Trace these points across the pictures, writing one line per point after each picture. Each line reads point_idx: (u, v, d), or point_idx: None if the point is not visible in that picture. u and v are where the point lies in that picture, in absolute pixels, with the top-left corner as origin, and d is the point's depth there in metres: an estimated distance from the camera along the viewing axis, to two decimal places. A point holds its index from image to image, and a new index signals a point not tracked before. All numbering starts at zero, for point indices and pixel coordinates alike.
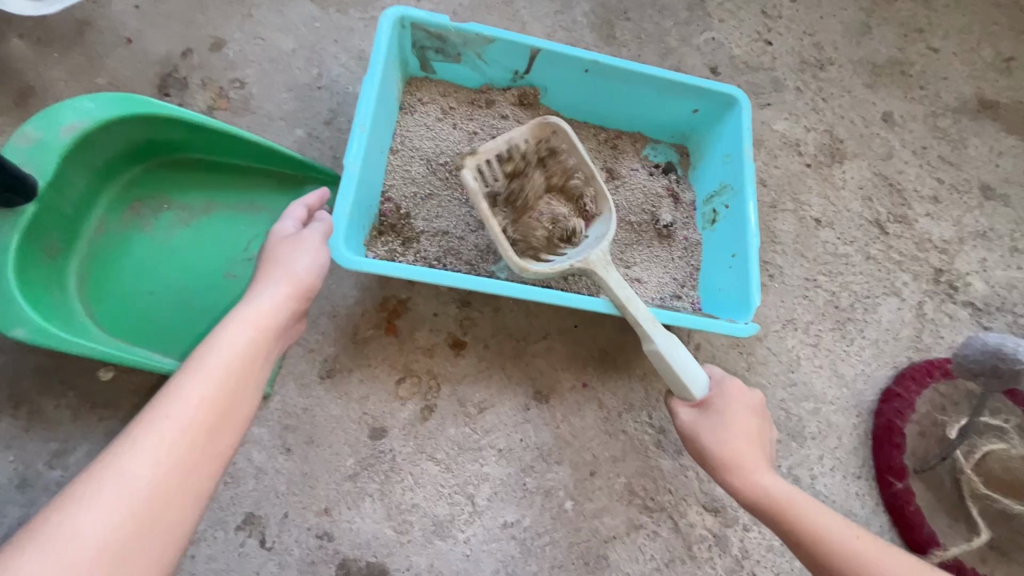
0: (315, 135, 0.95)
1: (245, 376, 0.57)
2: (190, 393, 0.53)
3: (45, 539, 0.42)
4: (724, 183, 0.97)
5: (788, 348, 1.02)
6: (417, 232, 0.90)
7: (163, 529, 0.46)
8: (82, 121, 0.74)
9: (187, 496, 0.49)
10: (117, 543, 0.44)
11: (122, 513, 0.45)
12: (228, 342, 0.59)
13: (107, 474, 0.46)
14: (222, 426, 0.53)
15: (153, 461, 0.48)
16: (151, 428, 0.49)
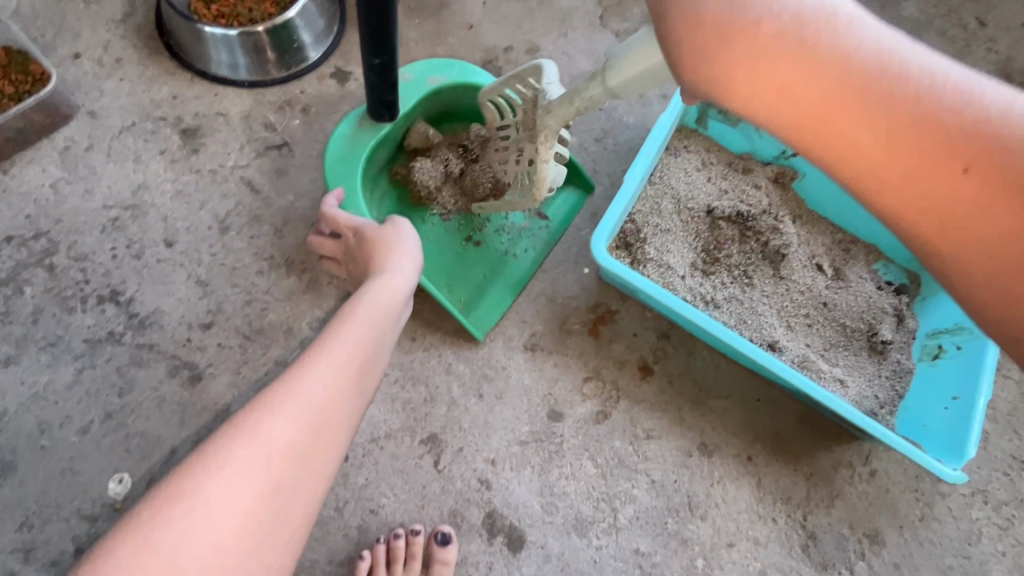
0: (585, 146, 1.07)
1: (381, 330, 0.67)
2: (347, 338, 0.63)
3: (248, 432, 0.52)
4: (962, 324, 0.94)
5: (971, 518, 0.93)
6: (646, 257, 0.98)
7: (325, 443, 0.56)
8: (443, 78, 0.92)
9: (341, 421, 0.58)
10: (298, 444, 0.53)
11: (301, 423, 0.54)
12: (372, 300, 0.68)
13: (289, 391, 0.56)
14: (367, 368, 0.63)
15: (321, 385, 0.58)
16: (319, 362, 0.59)
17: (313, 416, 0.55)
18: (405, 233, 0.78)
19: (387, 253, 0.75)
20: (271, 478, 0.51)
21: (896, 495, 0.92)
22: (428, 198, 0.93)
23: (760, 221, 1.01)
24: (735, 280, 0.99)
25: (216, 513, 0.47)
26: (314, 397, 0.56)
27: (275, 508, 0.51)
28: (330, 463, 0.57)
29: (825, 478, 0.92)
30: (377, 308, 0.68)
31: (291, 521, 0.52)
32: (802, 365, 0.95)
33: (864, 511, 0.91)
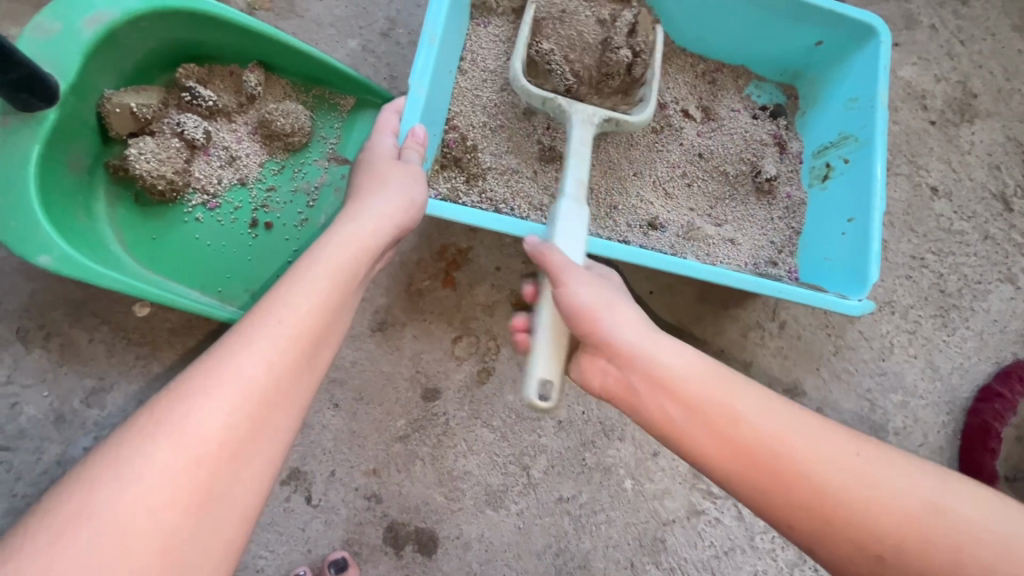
0: (371, 48, 0.82)
1: (341, 292, 0.53)
2: (296, 304, 0.50)
3: (169, 432, 0.42)
4: (845, 133, 0.82)
5: (882, 334, 0.91)
6: (484, 168, 0.79)
7: (265, 439, 0.45)
8: (107, 12, 0.62)
9: (288, 407, 0.47)
10: (230, 438, 0.43)
11: (234, 410, 0.44)
12: (328, 252, 0.55)
13: (213, 381, 0.44)
14: (323, 338, 0.51)
15: (259, 363, 0.46)
16: (250, 343, 0.47)
17: (249, 410, 0.44)
18: (399, 173, 0.63)
19: (373, 190, 0.62)
20: (201, 486, 0.41)
21: (808, 339, 0.88)
22: (173, 189, 0.70)
23: (614, 36, 0.76)
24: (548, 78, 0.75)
25: (132, 528, 0.38)
26: (247, 383, 0.45)
27: (207, 517, 0.41)
28: (273, 459, 0.46)
29: (736, 349, 0.86)
30: (337, 261, 0.55)
31: (228, 532, 0.42)
32: (689, 236, 0.81)
33: (780, 368, 0.86)
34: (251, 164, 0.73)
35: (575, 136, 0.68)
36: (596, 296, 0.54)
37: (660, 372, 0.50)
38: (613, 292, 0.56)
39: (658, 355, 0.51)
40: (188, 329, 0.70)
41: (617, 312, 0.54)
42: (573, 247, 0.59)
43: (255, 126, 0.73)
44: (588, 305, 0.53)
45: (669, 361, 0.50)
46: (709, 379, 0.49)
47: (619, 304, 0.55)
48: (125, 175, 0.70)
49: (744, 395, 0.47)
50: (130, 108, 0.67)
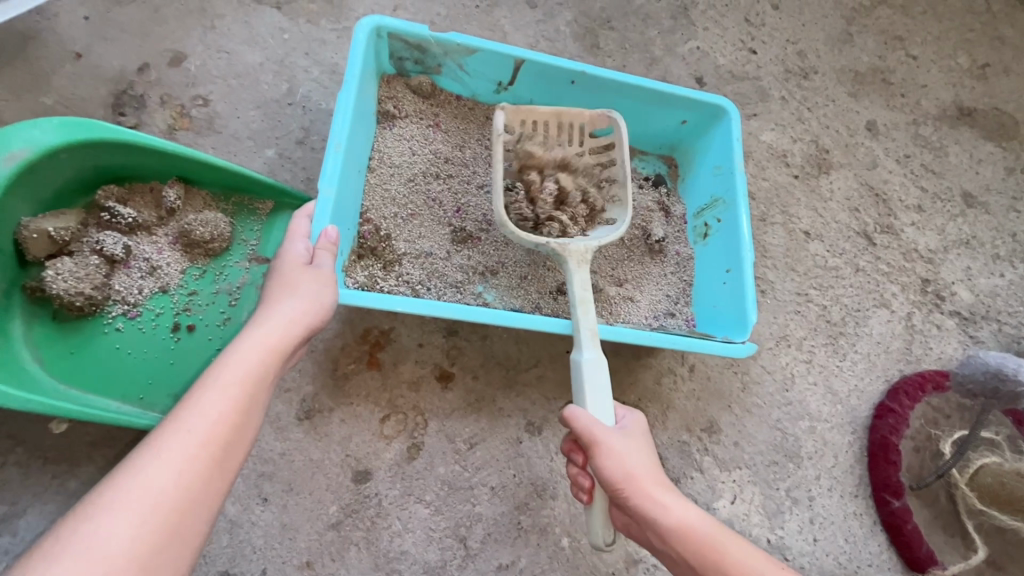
0: (287, 155, 0.89)
1: (252, 392, 0.57)
2: (207, 408, 0.54)
3: (76, 552, 0.43)
4: (715, 196, 0.94)
5: (782, 366, 1.00)
6: (398, 254, 0.85)
7: (177, 548, 0.47)
8: (25, 149, 0.67)
9: (199, 513, 0.49)
10: (141, 551, 0.45)
11: (144, 521, 0.46)
12: (243, 356, 0.59)
13: (122, 496, 0.47)
14: (236, 437, 0.54)
15: (171, 473, 0.49)
16: (160, 453, 0.50)
17: (159, 519, 0.47)
18: (307, 278, 0.68)
19: (284, 295, 0.67)
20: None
21: (717, 379, 0.96)
22: (92, 304, 0.73)
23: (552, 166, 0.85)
24: (528, 202, 0.84)
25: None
26: (158, 494, 0.48)
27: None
28: (185, 564, 0.48)
29: (653, 396, 0.92)
30: (248, 364, 0.59)
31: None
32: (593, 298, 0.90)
33: (695, 408, 0.93)
34: (172, 273, 0.77)
35: (573, 279, 0.75)
36: (628, 467, 0.63)
37: (676, 527, 0.62)
38: (641, 449, 0.65)
39: (670, 514, 0.62)
40: (107, 442, 0.70)
41: (646, 477, 0.63)
42: (600, 401, 0.66)
43: (175, 236, 0.77)
44: (625, 478, 0.62)
45: (681, 516, 0.63)
46: (711, 533, 0.63)
47: (645, 465, 0.64)
48: (43, 295, 0.72)
49: (732, 544, 0.63)
50: (47, 232, 0.70)
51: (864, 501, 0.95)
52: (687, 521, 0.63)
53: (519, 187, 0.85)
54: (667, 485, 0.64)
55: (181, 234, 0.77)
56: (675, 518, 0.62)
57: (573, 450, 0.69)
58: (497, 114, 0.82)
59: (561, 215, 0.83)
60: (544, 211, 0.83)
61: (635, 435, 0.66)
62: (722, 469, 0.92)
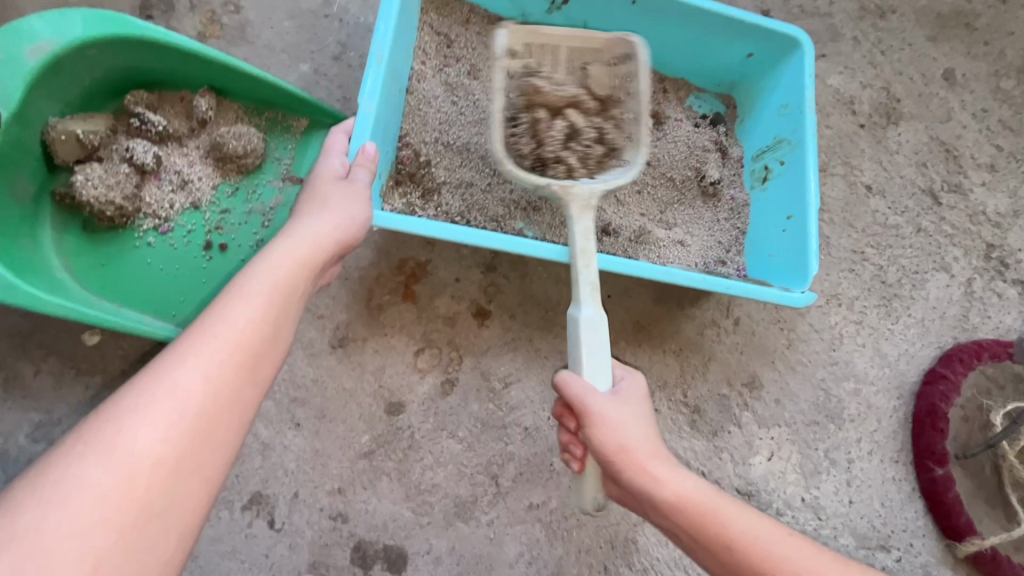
0: (322, 71, 0.83)
1: (279, 304, 0.54)
2: (234, 316, 0.51)
3: (101, 450, 0.42)
4: (779, 137, 0.87)
5: (831, 326, 0.95)
6: (438, 182, 0.80)
7: (204, 455, 0.45)
8: (51, 41, 0.62)
9: (227, 421, 0.47)
10: (168, 455, 0.43)
11: (171, 424, 0.44)
12: (269, 269, 0.56)
13: (148, 398, 0.44)
14: (264, 348, 0.51)
15: (196, 378, 0.46)
16: (184, 358, 0.47)
17: (186, 423, 0.45)
18: (342, 194, 0.64)
19: (317, 212, 0.63)
20: (131, 508, 0.41)
21: (762, 333, 0.91)
22: (122, 216, 0.70)
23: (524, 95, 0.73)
24: (531, 140, 0.71)
25: (58, 551, 0.38)
26: (184, 397, 0.45)
27: (142, 537, 0.41)
28: (213, 473, 0.46)
29: (695, 347, 0.89)
30: (276, 277, 0.56)
31: (165, 551, 0.42)
32: (640, 240, 0.86)
33: (737, 362, 0.90)
34: (204, 188, 0.73)
35: (576, 230, 0.64)
36: (622, 437, 0.58)
37: (681, 507, 0.57)
38: (619, 403, 0.59)
39: (666, 487, 0.57)
40: (141, 358, 0.68)
41: (639, 446, 0.58)
42: (598, 364, 0.59)
43: (207, 149, 0.73)
44: (617, 446, 0.57)
45: (678, 490, 0.57)
46: (717, 501, 0.57)
47: (642, 434, 0.59)
48: (72, 202, 0.69)
49: (746, 520, 0.56)
50: (73, 135, 0.67)
51: (904, 468, 0.92)
52: (685, 497, 0.57)
53: (522, 121, 0.71)
54: (661, 456, 0.59)
55: (213, 146, 0.72)
56: (674, 493, 0.57)
57: (564, 415, 0.63)
58: (498, 35, 0.71)
59: (569, 154, 0.70)
60: (551, 150, 0.70)
61: (632, 401, 0.60)
62: (761, 426, 0.89)
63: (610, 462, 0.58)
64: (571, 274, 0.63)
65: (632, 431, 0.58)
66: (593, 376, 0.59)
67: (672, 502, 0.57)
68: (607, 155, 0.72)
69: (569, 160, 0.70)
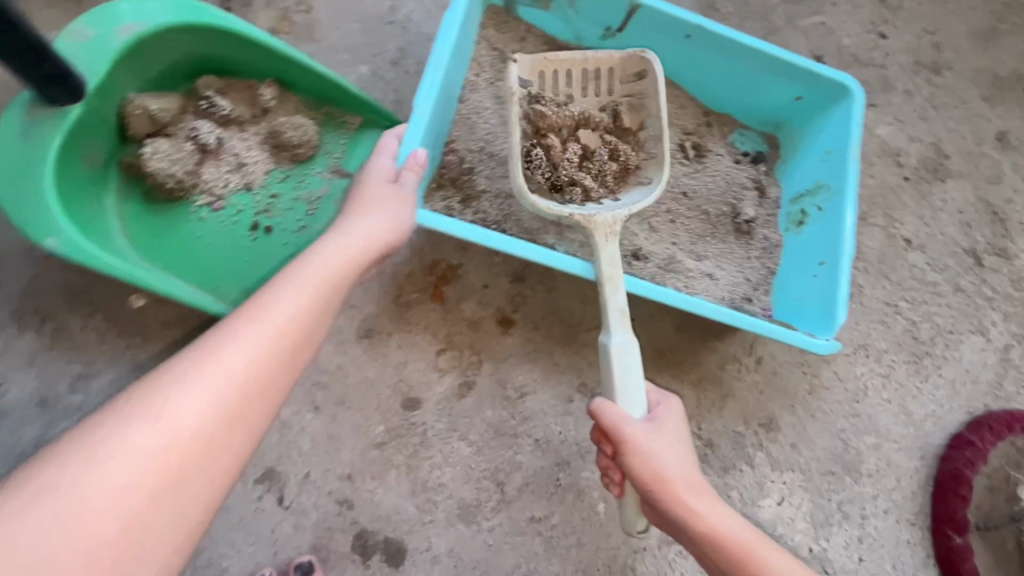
0: (381, 74, 0.87)
1: (321, 299, 0.58)
2: (279, 306, 0.55)
3: (150, 415, 0.44)
4: (820, 182, 0.87)
5: (856, 376, 0.93)
6: (478, 189, 0.82)
7: (239, 431, 0.48)
8: (140, 23, 0.68)
9: (263, 402, 0.50)
10: (209, 426, 0.46)
11: (215, 396, 0.47)
12: (316, 266, 0.60)
13: (196, 371, 0.48)
14: (303, 339, 0.55)
15: (241, 359, 0.50)
16: (232, 340, 0.50)
17: (228, 399, 0.48)
18: (389, 198, 0.67)
19: (362, 216, 0.66)
20: (168, 474, 0.43)
21: (785, 375, 0.90)
22: (180, 189, 0.74)
23: (536, 122, 0.74)
24: (547, 166, 0.74)
25: (98, 505, 0.40)
26: (226, 376, 0.48)
27: (174, 503, 0.43)
28: (244, 449, 0.49)
29: (715, 380, 0.88)
30: (322, 274, 0.60)
31: (193, 518, 0.44)
32: (670, 268, 0.86)
33: (755, 401, 0.89)
34: (258, 171, 0.77)
35: (603, 255, 0.66)
36: (660, 467, 0.58)
37: (714, 538, 0.58)
38: (663, 432, 0.60)
39: (703, 520, 0.58)
40: (180, 324, 0.72)
41: (678, 477, 0.59)
42: (631, 391, 0.60)
43: (265, 136, 0.77)
44: (655, 477, 0.58)
45: (715, 524, 0.58)
46: (752, 539, 0.58)
47: (680, 462, 0.60)
48: (136, 172, 0.73)
49: (782, 561, 0.57)
50: (147, 110, 0.71)
51: (921, 532, 0.88)
52: (724, 533, 0.58)
53: (536, 151, 0.74)
54: (700, 488, 0.60)
55: (272, 134, 0.76)
56: (712, 527, 0.58)
57: (601, 441, 0.64)
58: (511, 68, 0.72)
59: (585, 177, 0.73)
60: (566, 174, 0.74)
61: (668, 427, 0.61)
62: (774, 468, 0.88)
63: (649, 490, 0.59)
64: (601, 301, 0.64)
65: (672, 462, 0.59)
66: (625, 403, 0.60)
67: (711, 537, 0.58)
68: (624, 171, 0.75)
69: (586, 184, 0.73)
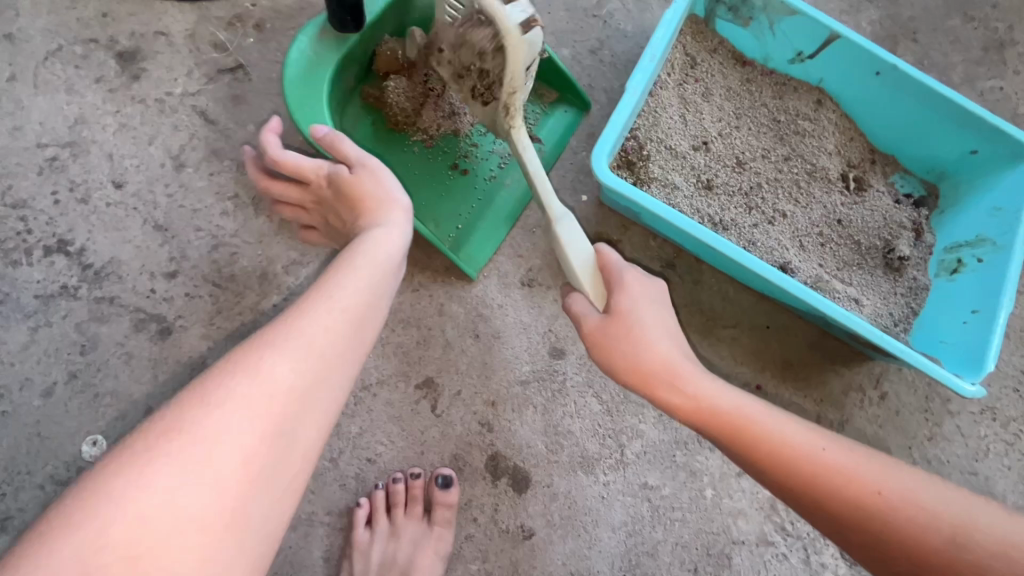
0: (578, 59, 0.96)
1: (384, 278, 0.61)
2: (354, 281, 0.58)
3: (249, 375, 0.47)
4: (983, 236, 0.88)
5: (979, 436, 0.92)
6: (651, 176, 0.90)
7: (322, 397, 0.51)
8: None
9: (341, 371, 0.53)
10: (299, 386, 0.49)
11: (302, 363, 0.50)
12: (385, 246, 0.63)
13: (282, 338, 0.50)
14: (374, 310, 0.58)
15: (320, 328, 0.52)
16: (310, 312, 0.53)
17: (313, 365, 0.50)
18: (384, 183, 0.69)
19: (385, 202, 0.67)
20: (272, 422, 0.47)
21: (905, 416, 0.91)
22: (405, 123, 0.85)
23: None
24: None
25: (216, 450, 0.44)
26: (313, 344, 0.51)
27: (272, 458, 0.46)
28: (328, 414, 0.52)
29: (835, 403, 0.91)
30: (391, 254, 0.63)
31: (290, 474, 0.48)
32: (815, 286, 0.90)
33: (870, 432, 0.90)
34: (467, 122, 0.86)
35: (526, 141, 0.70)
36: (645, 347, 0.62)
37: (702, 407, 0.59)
38: (655, 311, 0.65)
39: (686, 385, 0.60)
40: None
41: (668, 359, 0.62)
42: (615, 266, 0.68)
43: None
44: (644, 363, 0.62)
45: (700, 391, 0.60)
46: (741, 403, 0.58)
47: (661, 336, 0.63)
48: (373, 102, 0.85)
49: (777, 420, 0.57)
50: (397, 49, 0.82)
51: None
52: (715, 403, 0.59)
53: None
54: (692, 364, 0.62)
55: None
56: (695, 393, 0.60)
57: None
58: None
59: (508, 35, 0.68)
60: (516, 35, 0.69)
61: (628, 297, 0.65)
62: None
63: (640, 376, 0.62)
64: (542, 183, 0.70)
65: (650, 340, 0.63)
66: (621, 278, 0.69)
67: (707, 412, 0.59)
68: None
69: None
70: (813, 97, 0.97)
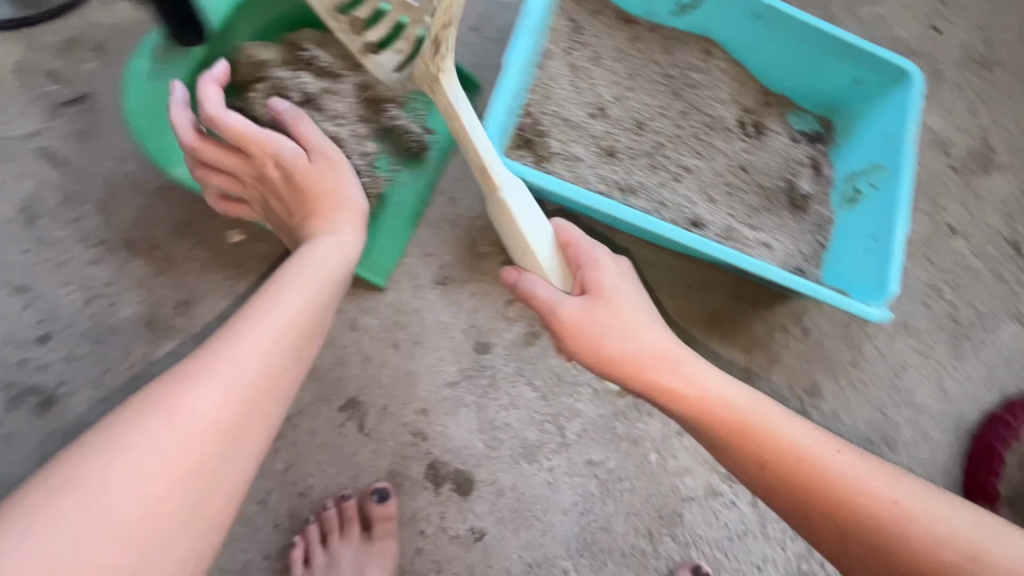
0: (460, 39, 0.92)
1: (327, 290, 0.62)
2: (292, 297, 0.59)
3: (179, 405, 0.49)
4: (875, 162, 0.91)
5: (896, 353, 0.97)
6: (551, 151, 0.87)
7: (258, 418, 0.53)
8: None
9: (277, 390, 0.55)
10: (233, 412, 0.51)
11: (234, 390, 0.51)
12: (323, 258, 0.64)
13: (214, 363, 0.52)
14: (314, 324, 0.60)
15: (256, 350, 0.54)
16: (246, 334, 0.55)
17: (248, 389, 0.52)
18: (345, 180, 0.69)
19: (329, 210, 0.67)
20: (204, 449, 0.48)
21: (829, 347, 0.94)
22: None
23: None
24: None
25: (147, 475, 0.46)
26: (248, 369, 0.52)
27: (204, 484, 0.48)
28: (265, 435, 0.54)
29: (762, 347, 0.93)
30: (329, 266, 0.63)
31: (221, 495, 0.50)
32: (728, 236, 0.91)
33: (798, 368, 0.93)
34: None
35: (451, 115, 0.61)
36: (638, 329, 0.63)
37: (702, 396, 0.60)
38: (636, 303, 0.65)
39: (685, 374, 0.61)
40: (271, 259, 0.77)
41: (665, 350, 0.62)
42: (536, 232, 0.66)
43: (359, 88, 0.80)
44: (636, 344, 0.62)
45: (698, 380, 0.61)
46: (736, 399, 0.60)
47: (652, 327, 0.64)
48: (243, 116, 0.78)
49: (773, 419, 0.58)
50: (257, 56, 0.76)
51: None
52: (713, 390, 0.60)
53: None
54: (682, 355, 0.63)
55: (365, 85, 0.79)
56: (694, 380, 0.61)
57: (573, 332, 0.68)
58: None
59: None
60: None
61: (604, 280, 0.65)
62: None
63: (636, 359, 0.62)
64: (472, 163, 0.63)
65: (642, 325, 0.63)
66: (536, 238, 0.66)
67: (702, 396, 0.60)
68: None
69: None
70: (701, 46, 0.96)
